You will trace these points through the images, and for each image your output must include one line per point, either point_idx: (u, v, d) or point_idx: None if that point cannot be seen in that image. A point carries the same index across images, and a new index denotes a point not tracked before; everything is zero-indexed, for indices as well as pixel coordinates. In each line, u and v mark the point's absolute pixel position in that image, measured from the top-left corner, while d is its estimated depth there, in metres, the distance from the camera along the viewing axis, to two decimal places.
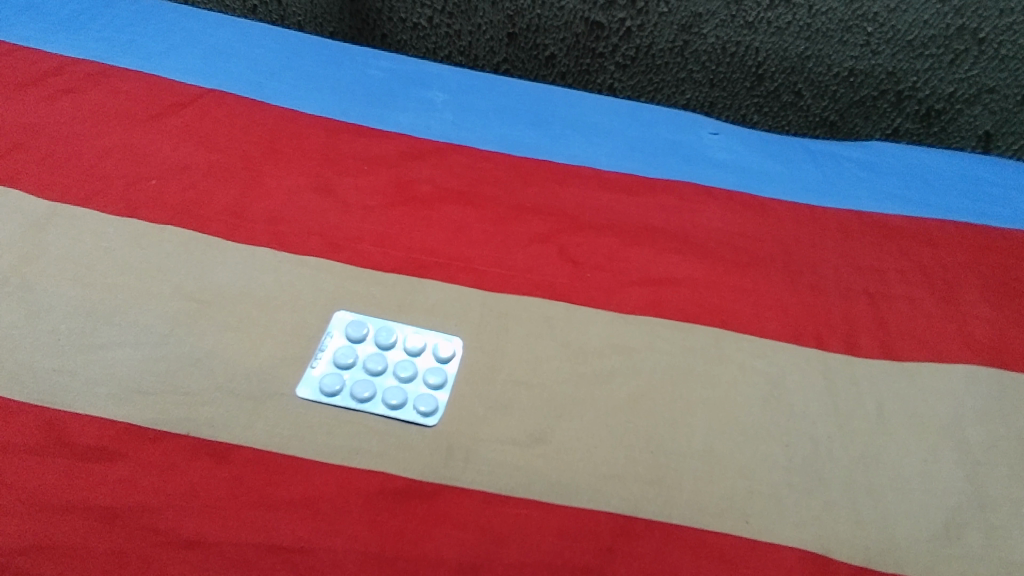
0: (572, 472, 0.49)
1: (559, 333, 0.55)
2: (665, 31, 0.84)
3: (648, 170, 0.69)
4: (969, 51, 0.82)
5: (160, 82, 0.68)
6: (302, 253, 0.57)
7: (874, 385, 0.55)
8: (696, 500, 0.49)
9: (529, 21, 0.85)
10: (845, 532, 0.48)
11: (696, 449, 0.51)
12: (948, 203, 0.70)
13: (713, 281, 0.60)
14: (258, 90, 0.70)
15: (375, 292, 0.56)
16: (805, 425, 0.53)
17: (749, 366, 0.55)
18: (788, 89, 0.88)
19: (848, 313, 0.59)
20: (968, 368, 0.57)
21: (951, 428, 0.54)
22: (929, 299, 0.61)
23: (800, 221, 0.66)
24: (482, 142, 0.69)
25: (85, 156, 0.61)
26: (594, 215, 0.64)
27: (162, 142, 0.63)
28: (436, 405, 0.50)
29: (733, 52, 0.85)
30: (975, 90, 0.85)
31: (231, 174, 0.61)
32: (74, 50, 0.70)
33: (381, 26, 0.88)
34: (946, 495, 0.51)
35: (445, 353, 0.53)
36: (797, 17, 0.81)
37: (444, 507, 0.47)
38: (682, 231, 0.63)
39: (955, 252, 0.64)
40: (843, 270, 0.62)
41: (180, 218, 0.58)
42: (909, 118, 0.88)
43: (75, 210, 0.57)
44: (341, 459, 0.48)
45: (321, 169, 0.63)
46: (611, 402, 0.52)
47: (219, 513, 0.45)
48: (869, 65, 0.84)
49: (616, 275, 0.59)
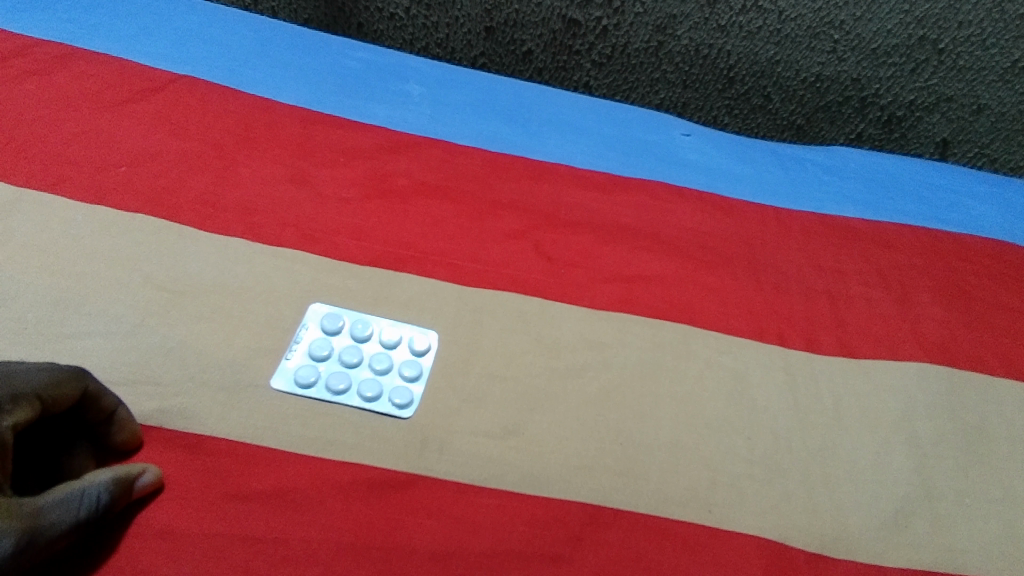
0: (543, 464, 0.50)
1: (533, 327, 0.56)
2: (640, 31, 0.85)
3: (622, 168, 0.71)
4: (929, 61, 0.85)
5: (130, 66, 0.67)
6: (277, 244, 0.57)
7: (832, 381, 0.58)
8: (661, 490, 0.50)
9: (507, 15, 0.85)
10: (801, 521, 0.51)
11: (662, 442, 0.52)
12: (905, 208, 0.73)
13: (682, 279, 0.62)
14: (231, 77, 0.69)
15: (351, 285, 0.56)
16: (766, 419, 0.55)
17: (715, 362, 0.57)
18: (757, 92, 0.90)
19: (810, 312, 0.62)
20: (920, 366, 0.60)
21: (902, 422, 0.57)
22: (885, 300, 0.63)
23: (766, 221, 0.68)
24: (458, 136, 0.69)
25: (51, 140, 0.60)
26: (568, 212, 0.65)
27: (133, 128, 0.62)
28: (411, 398, 0.51)
29: (706, 54, 0.87)
30: (934, 99, 0.88)
31: (204, 163, 0.61)
32: (39, 31, 0.68)
33: (357, 15, 0.87)
34: (897, 486, 0.53)
35: (420, 346, 0.53)
36: (767, 22, 0.83)
37: (418, 497, 0.48)
38: (654, 230, 0.65)
39: (910, 255, 0.67)
40: (805, 270, 0.65)
41: (151, 206, 0.57)
42: (872, 124, 0.92)
43: (42, 196, 0.56)
44: (316, 451, 0.48)
45: (296, 160, 0.63)
46: (582, 396, 0.53)
47: (192, 505, 0.45)
48: (835, 71, 0.87)
49: (589, 271, 0.61)
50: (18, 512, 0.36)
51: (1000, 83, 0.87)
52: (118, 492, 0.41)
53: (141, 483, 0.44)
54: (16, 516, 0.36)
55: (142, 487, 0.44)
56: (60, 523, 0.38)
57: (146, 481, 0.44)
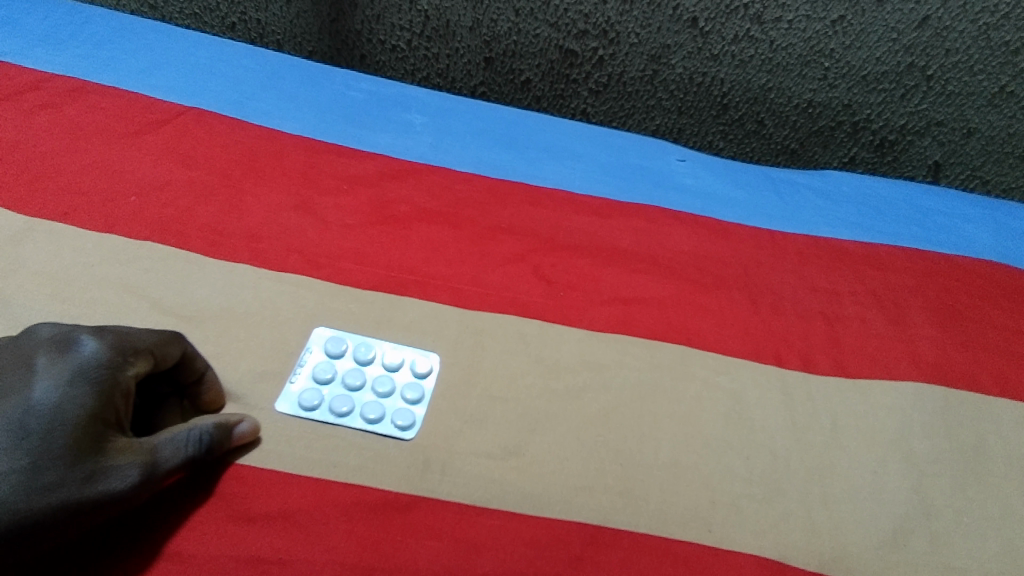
0: (544, 484, 0.51)
1: (533, 349, 0.57)
2: (636, 60, 0.88)
3: (619, 193, 0.72)
4: (918, 87, 0.87)
5: (139, 99, 0.69)
6: (282, 270, 0.59)
7: (829, 401, 0.58)
8: (661, 510, 0.51)
9: (506, 46, 0.88)
10: (801, 540, 0.51)
11: (662, 461, 0.53)
12: (898, 229, 0.75)
13: (679, 301, 0.63)
14: (238, 109, 0.71)
15: (354, 309, 0.58)
16: (764, 438, 0.56)
17: (713, 382, 0.58)
18: (751, 118, 0.92)
19: (805, 332, 0.62)
20: (916, 386, 0.60)
21: (899, 441, 0.57)
22: (879, 320, 0.64)
23: (760, 243, 0.69)
24: (459, 164, 0.71)
25: (63, 171, 0.61)
26: (566, 236, 0.66)
27: (142, 159, 0.64)
28: (413, 420, 0.52)
29: (700, 82, 0.89)
30: (924, 123, 0.90)
31: (211, 192, 0.63)
32: (53, 67, 0.70)
33: (360, 47, 0.90)
34: (895, 505, 0.54)
35: (422, 369, 0.54)
36: (759, 51, 0.85)
37: (421, 518, 0.48)
38: (650, 253, 0.66)
39: (904, 276, 0.68)
40: (800, 291, 0.66)
41: (159, 234, 0.59)
42: (864, 148, 0.94)
43: (53, 225, 0.58)
44: (319, 473, 0.49)
45: (300, 188, 0.65)
46: (582, 416, 0.54)
47: (197, 527, 0.46)
48: (826, 97, 0.89)
49: (588, 294, 0.62)
50: (137, 448, 0.42)
51: (989, 108, 0.88)
52: (218, 435, 0.46)
53: (240, 430, 0.48)
54: (136, 451, 0.41)
55: (242, 435, 0.48)
56: (173, 460, 0.43)
57: (244, 429, 0.48)
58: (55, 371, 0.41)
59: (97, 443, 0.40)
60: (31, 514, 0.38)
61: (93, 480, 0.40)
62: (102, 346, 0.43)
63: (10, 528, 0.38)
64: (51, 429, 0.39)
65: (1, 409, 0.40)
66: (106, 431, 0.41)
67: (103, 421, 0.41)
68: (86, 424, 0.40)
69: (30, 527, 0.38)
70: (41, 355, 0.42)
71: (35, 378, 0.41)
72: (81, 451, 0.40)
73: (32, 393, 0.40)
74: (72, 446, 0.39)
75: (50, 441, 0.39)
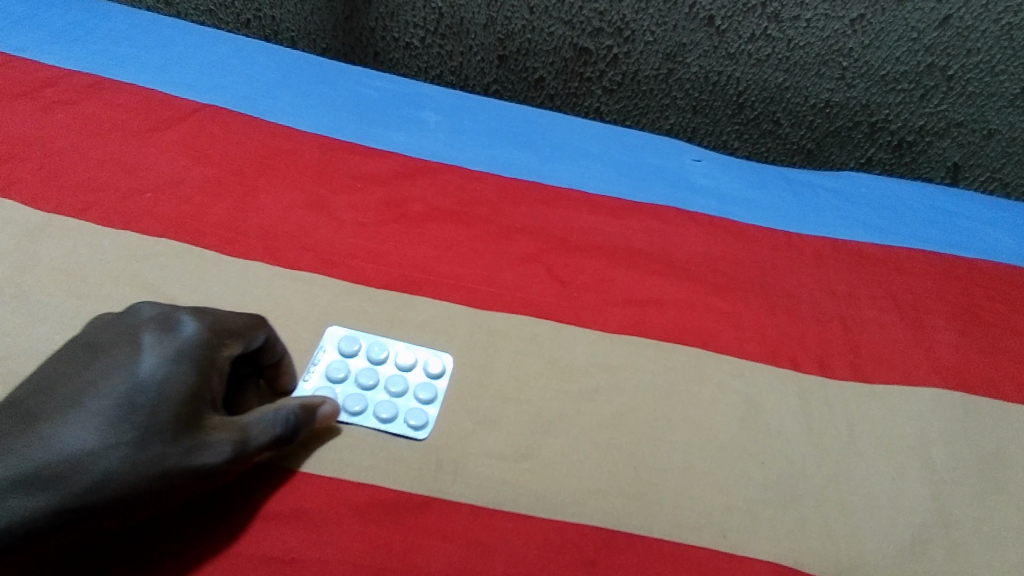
0: (557, 487, 0.50)
1: (546, 350, 0.57)
2: (651, 59, 0.87)
3: (633, 193, 0.71)
4: (939, 87, 0.86)
5: (155, 96, 0.69)
6: (296, 268, 0.59)
7: (846, 406, 0.58)
8: (675, 515, 0.50)
9: (519, 45, 0.87)
10: (817, 547, 0.50)
11: (676, 465, 0.53)
12: (917, 232, 0.74)
13: (694, 303, 0.62)
14: (253, 106, 0.71)
15: (367, 308, 0.58)
16: (781, 444, 0.55)
17: (728, 386, 0.57)
18: (767, 118, 0.91)
19: (822, 336, 0.62)
20: (934, 392, 0.59)
21: (918, 448, 0.56)
22: (898, 325, 0.63)
23: (777, 245, 0.69)
24: (473, 162, 0.71)
25: (78, 167, 0.62)
26: (581, 236, 0.66)
27: (157, 155, 0.64)
28: (426, 420, 0.52)
29: (716, 80, 0.88)
30: (944, 124, 0.89)
31: (225, 189, 0.63)
32: (69, 63, 0.71)
33: (374, 44, 0.90)
34: (914, 513, 0.53)
35: (435, 369, 0.54)
36: (776, 50, 0.84)
37: (434, 520, 0.48)
38: (665, 254, 0.66)
39: (924, 280, 0.67)
40: (818, 294, 0.65)
41: (174, 231, 0.59)
42: (882, 149, 0.93)
43: (68, 221, 0.58)
44: (331, 472, 0.49)
45: (314, 186, 0.64)
46: (596, 418, 0.54)
47: (212, 527, 0.46)
48: (844, 97, 0.88)
49: (602, 294, 0.62)
50: (230, 425, 0.43)
51: (1010, 109, 0.87)
52: (302, 414, 0.47)
53: (322, 412, 0.49)
54: (229, 428, 0.43)
55: (323, 416, 0.49)
56: (264, 436, 0.44)
57: (326, 410, 0.49)
58: (160, 350, 0.42)
59: (196, 420, 0.41)
60: (135, 484, 0.39)
61: (192, 454, 0.41)
62: (200, 327, 0.44)
63: (116, 497, 0.39)
64: (155, 404, 0.40)
65: (110, 382, 0.41)
66: (204, 409, 0.42)
67: (200, 399, 0.42)
68: (187, 401, 0.41)
69: (132, 498, 0.40)
70: (146, 332, 0.43)
71: (139, 355, 0.42)
72: (182, 427, 0.41)
73: (137, 370, 0.41)
74: (174, 423, 0.41)
75: (155, 416, 0.40)
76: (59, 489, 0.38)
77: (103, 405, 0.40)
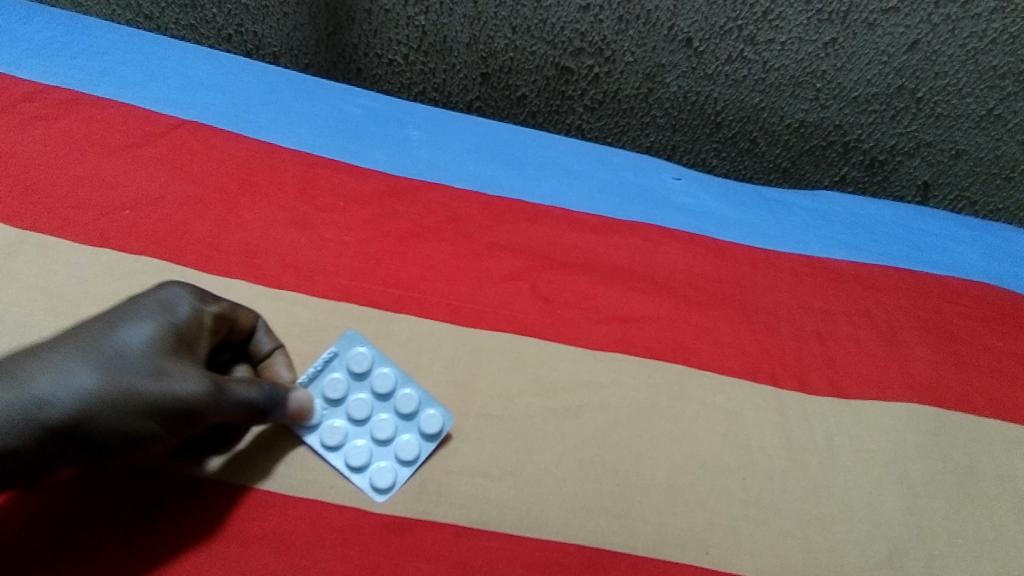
0: (542, 506, 0.51)
1: (531, 368, 0.57)
2: (631, 79, 0.89)
3: (615, 212, 0.72)
4: (908, 108, 0.88)
5: (135, 111, 0.68)
6: (279, 287, 0.59)
7: (825, 421, 0.59)
8: (659, 532, 0.51)
9: (502, 63, 0.88)
10: (797, 562, 0.51)
11: (660, 482, 0.53)
12: (890, 250, 0.75)
13: (675, 319, 0.63)
14: (235, 122, 0.71)
15: (351, 326, 0.58)
16: (762, 459, 0.56)
17: (710, 402, 0.58)
18: (744, 136, 0.93)
19: (801, 352, 0.63)
20: (910, 407, 0.61)
21: (894, 462, 0.57)
22: (873, 340, 0.65)
23: (756, 262, 0.70)
24: (456, 180, 0.71)
25: (56, 184, 0.61)
26: (563, 253, 0.66)
27: (136, 172, 0.63)
28: (391, 484, 0.51)
29: (694, 100, 0.90)
30: (913, 144, 0.92)
31: (207, 206, 0.62)
32: (48, 78, 0.70)
33: (357, 61, 0.90)
34: (891, 526, 0.54)
35: (427, 432, 0.52)
36: (752, 72, 0.86)
37: (418, 540, 0.49)
38: (647, 271, 0.66)
39: (898, 297, 0.69)
40: (796, 311, 0.66)
41: (155, 249, 0.59)
42: (855, 167, 0.95)
43: (46, 238, 0.58)
44: (314, 494, 0.50)
45: (296, 203, 0.64)
46: (580, 436, 0.54)
47: (191, 549, 0.47)
48: (818, 117, 0.90)
49: (585, 312, 0.62)
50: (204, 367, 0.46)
51: (977, 130, 0.90)
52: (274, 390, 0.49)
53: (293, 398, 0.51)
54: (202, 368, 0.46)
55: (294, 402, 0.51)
56: (237, 389, 0.46)
57: (298, 399, 0.51)
58: (149, 295, 0.47)
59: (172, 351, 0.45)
60: (108, 391, 0.41)
61: (165, 376, 0.43)
62: (188, 287, 0.49)
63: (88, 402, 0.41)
64: (136, 326, 0.44)
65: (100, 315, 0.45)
66: (179, 346, 0.46)
67: (180, 337, 0.46)
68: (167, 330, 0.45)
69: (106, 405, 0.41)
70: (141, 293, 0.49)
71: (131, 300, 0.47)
72: (157, 350, 0.44)
73: (126, 304, 0.46)
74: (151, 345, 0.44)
75: (134, 335, 0.44)
76: (28, 391, 0.40)
77: (89, 327, 0.44)
